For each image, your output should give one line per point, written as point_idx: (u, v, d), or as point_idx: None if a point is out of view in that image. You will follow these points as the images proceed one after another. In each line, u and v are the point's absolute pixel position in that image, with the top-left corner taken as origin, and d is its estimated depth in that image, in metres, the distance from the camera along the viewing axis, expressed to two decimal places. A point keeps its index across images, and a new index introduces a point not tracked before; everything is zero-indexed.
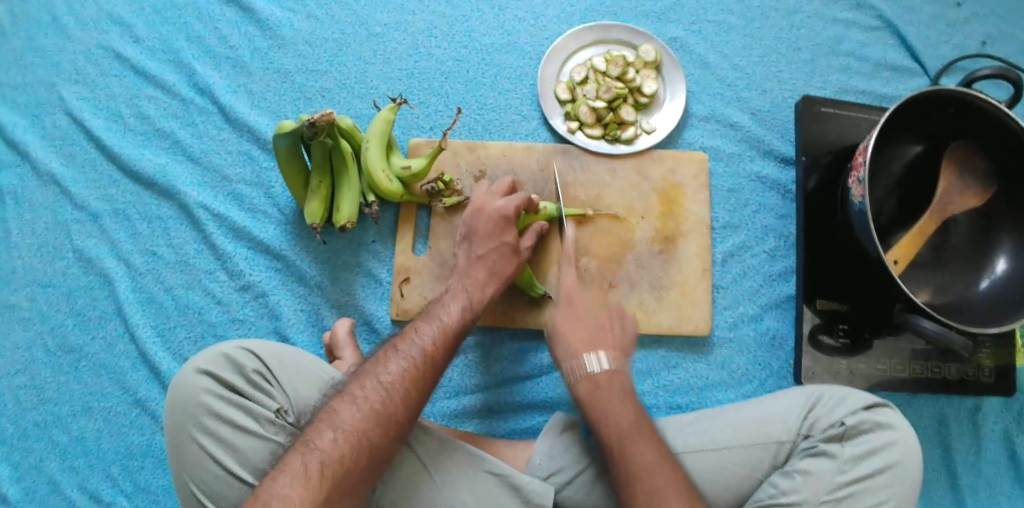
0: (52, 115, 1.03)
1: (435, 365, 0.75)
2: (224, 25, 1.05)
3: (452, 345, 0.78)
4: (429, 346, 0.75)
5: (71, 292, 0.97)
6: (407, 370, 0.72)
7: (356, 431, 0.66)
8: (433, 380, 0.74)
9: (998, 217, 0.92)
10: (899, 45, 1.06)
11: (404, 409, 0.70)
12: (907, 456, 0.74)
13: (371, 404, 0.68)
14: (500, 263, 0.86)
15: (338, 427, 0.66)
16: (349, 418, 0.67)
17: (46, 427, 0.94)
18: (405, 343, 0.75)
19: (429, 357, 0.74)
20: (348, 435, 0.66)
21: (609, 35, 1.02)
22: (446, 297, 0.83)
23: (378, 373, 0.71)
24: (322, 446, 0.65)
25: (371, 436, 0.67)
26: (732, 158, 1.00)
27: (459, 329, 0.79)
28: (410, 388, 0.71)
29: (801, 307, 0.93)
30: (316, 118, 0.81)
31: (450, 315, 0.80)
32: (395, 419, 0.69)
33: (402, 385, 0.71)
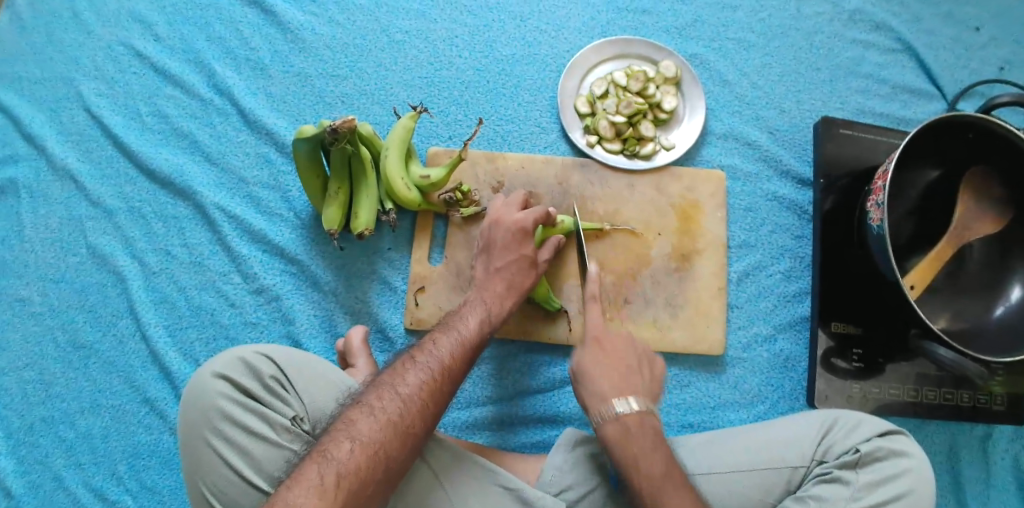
0: (70, 110, 1.02)
1: (451, 377, 0.75)
2: (245, 26, 1.04)
3: (469, 357, 0.78)
4: (446, 357, 0.75)
5: (83, 289, 0.97)
6: (425, 382, 0.72)
7: (373, 443, 0.66)
8: (449, 393, 0.74)
9: (1014, 244, 0.93)
10: (917, 69, 1.07)
11: (421, 421, 0.70)
12: (919, 486, 0.75)
13: (388, 415, 0.68)
14: (518, 276, 0.87)
15: (355, 438, 0.66)
16: (367, 429, 0.67)
17: (53, 423, 0.94)
18: (422, 355, 0.75)
19: (446, 369, 0.74)
20: (365, 447, 0.66)
21: (629, 50, 1.02)
22: (464, 310, 0.83)
23: (395, 384, 0.71)
24: (340, 457, 0.64)
25: (388, 448, 0.67)
26: (750, 177, 1.00)
27: (476, 341, 0.80)
28: (427, 400, 0.71)
29: (815, 329, 0.93)
30: (338, 125, 0.81)
31: (468, 328, 0.80)
32: (412, 432, 0.69)
33: (420, 397, 0.71)
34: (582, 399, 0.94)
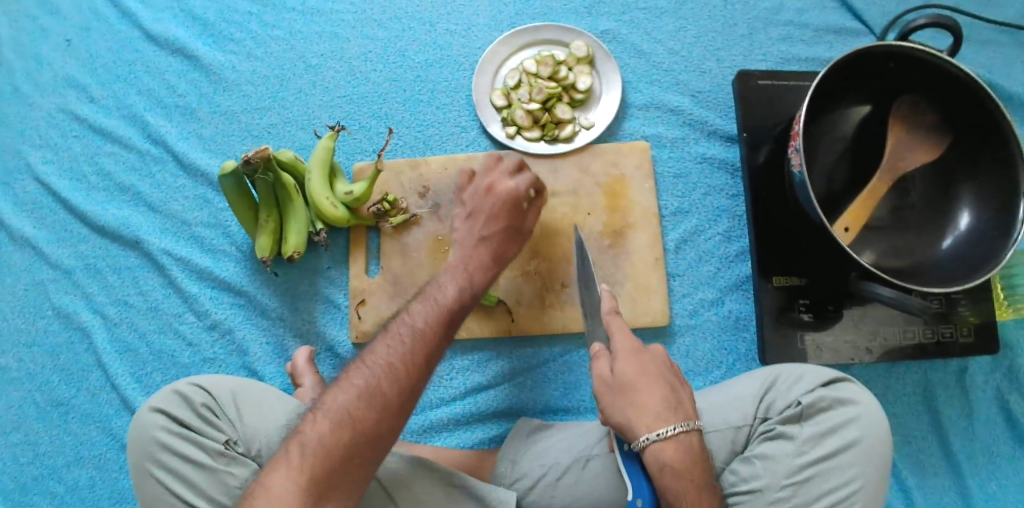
0: (21, 181, 1.07)
1: (423, 339, 0.71)
2: (171, 75, 1.08)
3: (450, 317, 0.75)
4: (417, 323, 0.72)
5: (53, 349, 1.02)
6: (393, 349, 0.70)
7: (338, 411, 0.67)
8: (428, 352, 0.71)
9: (955, 170, 0.88)
10: (839, 7, 1.03)
11: (388, 385, 0.68)
12: (869, 433, 0.71)
13: (358, 385, 0.68)
14: (502, 249, 0.83)
15: (327, 407, 0.67)
16: (333, 399, 0.68)
17: (42, 480, 0.98)
18: (397, 326, 0.73)
19: (418, 334, 0.71)
20: (332, 415, 0.67)
21: (540, 36, 1.02)
22: (444, 277, 0.79)
23: (368, 357, 0.70)
24: (306, 430, 0.66)
25: (355, 413, 0.66)
26: (676, 143, 0.99)
27: (453, 305, 0.76)
28: (400, 365, 0.69)
29: (759, 286, 0.90)
30: (252, 155, 0.83)
31: (446, 294, 0.76)
32: (378, 394, 0.67)
33: (387, 364, 0.69)
34: (534, 388, 0.94)
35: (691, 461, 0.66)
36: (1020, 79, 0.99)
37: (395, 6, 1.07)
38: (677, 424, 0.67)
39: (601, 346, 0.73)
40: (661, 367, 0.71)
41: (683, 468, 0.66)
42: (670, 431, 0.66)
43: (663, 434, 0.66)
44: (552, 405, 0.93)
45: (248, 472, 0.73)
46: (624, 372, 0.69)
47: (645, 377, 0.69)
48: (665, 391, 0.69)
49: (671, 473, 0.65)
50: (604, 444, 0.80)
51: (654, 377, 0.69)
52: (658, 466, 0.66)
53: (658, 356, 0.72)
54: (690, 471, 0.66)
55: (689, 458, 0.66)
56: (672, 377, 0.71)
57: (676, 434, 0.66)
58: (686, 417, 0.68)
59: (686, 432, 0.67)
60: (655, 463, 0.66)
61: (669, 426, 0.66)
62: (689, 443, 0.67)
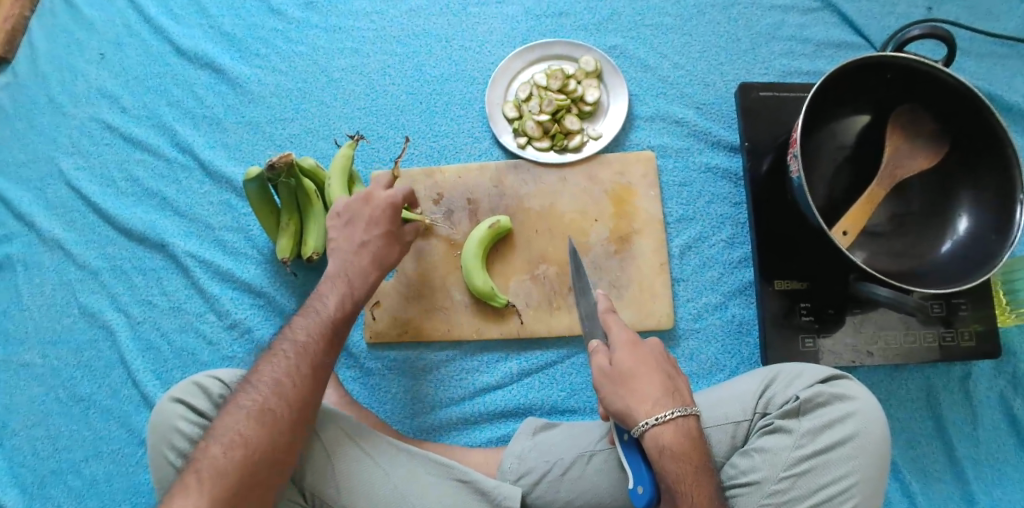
0: (54, 186, 1.13)
1: (312, 352, 0.75)
2: (199, 88, 1.15)
3: (331, 333, 0.78)
4: (296, 340, 0.76)
5: (79, 345, 1.07)
6: (276, 370, 0.73)
7: (235, 433, 0.69)
8: (311, 368, 0.74)
9: (953, 177, 0.91)
10: (840, 23, 1.07)
11: (279, 403, 0.71)
12: (867, 429, 0.73)
13: (250, 407, 0.71)
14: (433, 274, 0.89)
15: (222, 432, 0.69)
16: (227, 423, 0.69)
17: (62, 472, 1.02)
18: (281, 345, 0.76)
19: (283, 356, 0.74)
20: (224, 439, 0.68)
21: (550, 52, 1.07)
22: (326, 286, 0.82)
23: (254, 377, 0.73)
24: (205, 455, 0.68)
25: (248, 433, 0.69)
26: (681, 153, 1.02)
27: (338, 318, 0.79)
28: (285, 381, 0.72)
29: (761, 290, 0.93)
30: (276, 160, 0.87)
31: (328, 307, 0.79)
32: (271, 413, 0.70)
33: (274, 382, 0.72)
34: (542, 389, 0.96)
35: (689, 444, 0.69)
36: (1020, 92, 1.02)
37: (412, 23, 1.13)
38: (677, 408, 0.70)
39: (599, 342, 0.74)
40: (658, 357, 0.73)
41: (679, 452, 0.68)
42: (670, 415, 0.69)
43: (655, 421, 0.68)
44: (559, 405, 0.96)
45: None
46: (625, 361, 0.71)
47: (644, 366, 0.71)
48: (664, 379, 0.71)
49: (670, 455, 0.68)
50: (607, 440, 0.83)
51: (653, 368, 0.72)
52: (658, 447, 0.68)
53: (656, 348, 0.74)
54: (687, 453, 0.69)
55: (688, 441, 0.69)
56: (669, 367, 0.74)
57: (672, 418, 0.69)
58: (684, 403, 0.71)
59: (680, 418, 0.69)
60: (656, 445, 0.68)
61: (669, 411, 0.69)
62: (685, 428, 0.70)
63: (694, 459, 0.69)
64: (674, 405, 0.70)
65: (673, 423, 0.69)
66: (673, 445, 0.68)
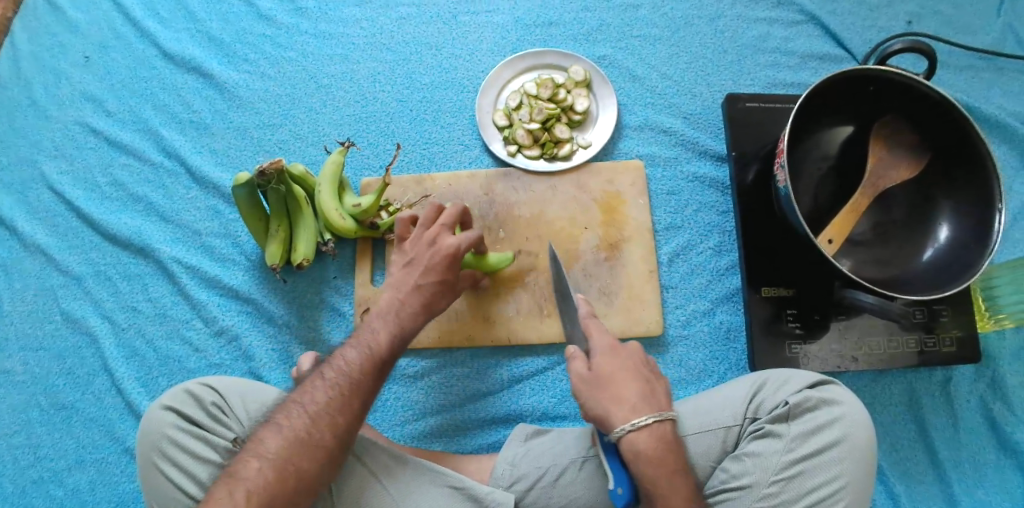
0: (36, 190, 1.11)
1: (366, 392, 0.73)
2: (186, 92, 1.14)
3: (381, 371, 0.76)
4: (354, 370, 0.73)
5: (60, 352, 1.05)
6: (332, 399, 0.71)
7: (281, 461, 0.67)
8: (363, 403, 0.73)
9: (934, 186, 0.93)
10: (823, 36, 1.10)
11: (331, 437, 0.70)
12: (854, 432, 0.75)
13: (296, 434, 0.69)
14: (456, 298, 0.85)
15: (266, 459, 0.67)
16: (273, 451, 0.68)
17: (44, 482, 1.00)
18: (335, 375, 0.73)
19: (342, 385, 0.72)
20: (272, 468, 0.67)
21: (540, 61, 1.08)
22: (379, 319, 0.79)
23: (303, 404, 0.71)
24: (248, 476, 0.66)
25: (295, 465, 0.68)
26: (669, 163, 1.04)
27: (390, 357, 0.77)
28: (337, 413, 0.71)
29: (748, 296, 0.94)
30: (266, 167, 0.88)
31: (381, 343, 0.76)
32: (321, 445, 0.69)
33: (327, 413, 0.71)
34: (532, 395, 0.96)
35: (666, 450, 0.70)
36: (995, 103, 1.05)
37: (403, 31, 1.13)
38: (654, 413, 0.71)
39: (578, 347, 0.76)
40: (637, 362, 0.74)
41: (654, 458, 0.69)
42: (648, 421, 0.69)
43: (632, 426, 0.69)
44: (550, 413, 0.95)
45: None
46: (602, 366, 0.73)
47: (622, 370, 0.73)
48: (642, 384, 0.72)
49: (645, 460, 0.69)
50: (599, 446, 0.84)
51: (632, 373, 0.73)
52: (634, 452, 0.69)
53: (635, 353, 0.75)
54: (663, 458, 0.69)
55: (665, 446, 0.70)
56: (648, 372, 0.74)
57: (648, 421, 0.70)
58: (659, 408, 0.72)
59: (657, 422, 0.70)
60: (631, 450, 0.69)
61: (645, 417, 0.70)
62: (662, 433, 0.70)
63: (672, 464, 0.69)
64: (652, 410, 0.71)
65: (650, 426, 0.69)
66: (650, 451, 0.69)
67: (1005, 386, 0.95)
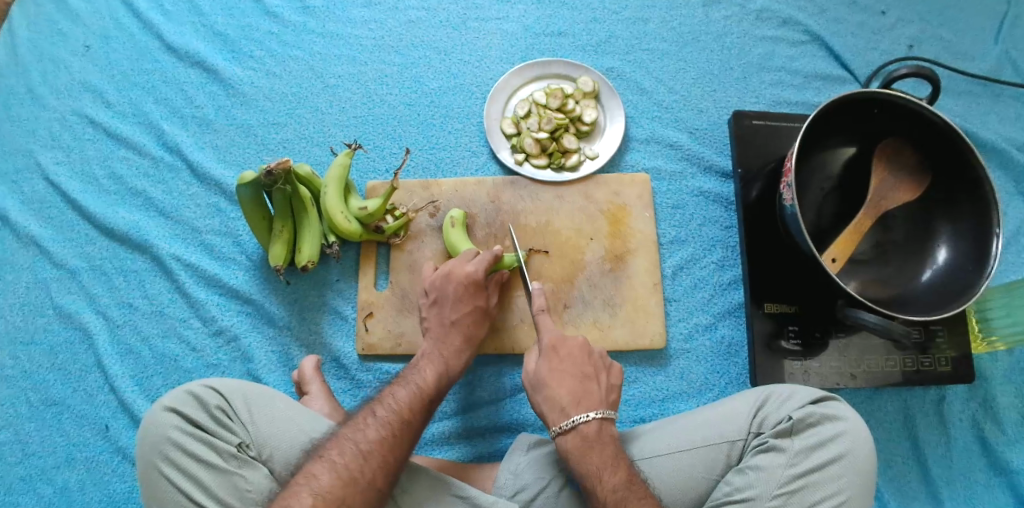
0: (30, 180, 1.09)
1: (411, 433, 0.80)
2: (189, 86, 1.12)
3: (425, 409, 0.83)
4: (404, 410, 0.81)
5: (52, 347, 1.03)
6: (385, 436, 0.77)
7: (334, 498, 0.72)
8: (408, 445, 0.79)
9: (933, 208, 0.95)
10: (827, 56, 1.12)
11: (381, 476, 0.75)
12: (857, 447, 0.77)
13: (349, 472, 0.74)
14: (472, 328, 0.92)
15: (318, 495, 0.71)
16: (330, 486, 0.72)
17: (31, 480, 0.98)
18: (384, 413, 0.80)
19: (392, 423, 0.79)
20: (330, 502, 0.71)
21: (549, 70, 1.08)
22: (421, 361, 0.88)
23: (353, 442, 0.76)
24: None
25: (348, 500, 0.72)
26: (674, 176, 1.05)
27: (433, 394, 0.85)
28: (387, 453, 0.77)
29: (751, 312, 0.95)
30: (273, 167, 0.86)
31: (427, 380, 0.86)
32: (374, 484, 0.74)
33: (379, 451, 0.76)
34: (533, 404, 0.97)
35: (599, 445, 0.80)
36: (992, 129, 1.07)
37: (412, 35, 1.13)
38: (589, 411, 0.81)
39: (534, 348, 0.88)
40: (579, 364, 0.85)
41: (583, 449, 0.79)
42: (579, 417, 0.80)
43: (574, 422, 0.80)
44: None
45: (259, 475, 0.77)
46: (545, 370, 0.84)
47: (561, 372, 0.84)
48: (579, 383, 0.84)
49: (577, 459, 0.79)
50: None
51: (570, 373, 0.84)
52: (566, 448, 0.80)
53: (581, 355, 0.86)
54: (593, 454, 0.79)
55: (597, 442, 0.80)
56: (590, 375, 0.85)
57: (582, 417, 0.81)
58: (594, 407, 0.82)
59: (600, 420, 0.81)
60: (563, 448, 0.80)
61: (576, 416, 0.81)
62: (603, 431, 0.81)
63: (604, 459, 0.78)
64: (586, 408, 0.81)
65: (589, 419, 0.81)
66: (579, 446, 0.79)
67: (996, 406, 0.98)
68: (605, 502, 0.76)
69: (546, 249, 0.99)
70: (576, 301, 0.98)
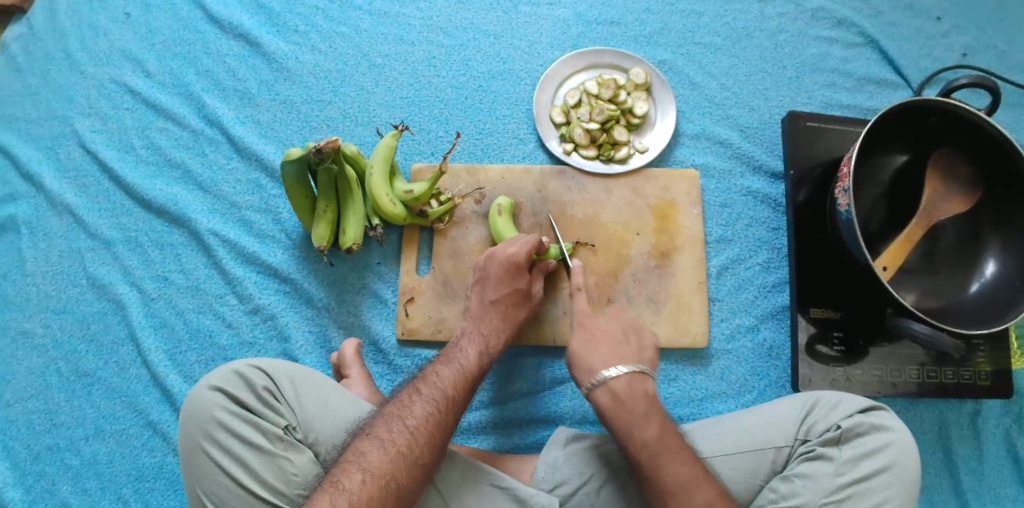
0: (66, 148, 1.07)
1: (455, 409, 0.79)
2: (231, 59, 1.10)
3: (468, 387, 0.83)
4: (449, 388, 0.80)
5: (85, 317, 1.01)
6: (431, 413, 0.77)
7: (384, 473, 0.71)
8: (453, 422, 0.79)
9: (984, 221, 0.94)
10: (881, 60, 1.10)
11: (429, 451, 0.75)
12: (903, 458, 0.77)
13: (398, 447, 0.73)
14: (511, 309, 0.91)
15: (365, 472, 0.70)
16: (379, 462, 0.72)
17: (60, 450, 0.97)
18: (428, 389, 0.80)
19: (437, 402, 0.78)
20: (379, 477, 0.71)
21: (601, 60, 1.06)
22: (463, 341, 0.88)
23: (399, 418, 0.76)
24: (352, 487, 0.69)
25: (397, 475, 0.72)
26: (723, 175, 1.04)
27: (476, 373, 0.84)
28: (433, 429, 0.76)
29: (796, 316, 0.95)
30: (322, 145, 0.83)
31: (468, 359, 0.85)
32: (420, 462, 0.74)
33: (426, 427, 0.76)
34: (572, 398, 0.97)
35: (629, 398, 0.79)
36: None
37: (461, 16, 1.10)
38: (618, 367, 0.81)
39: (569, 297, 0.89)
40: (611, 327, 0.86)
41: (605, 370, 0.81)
42: (609, 373, 0.80)
43: (607, 374, 0.81)
44: (589, 416, 0.96)
45: (305, 459, 0.77)
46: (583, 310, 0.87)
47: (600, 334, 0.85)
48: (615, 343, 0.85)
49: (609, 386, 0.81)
50: None
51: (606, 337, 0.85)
52: (602, 411, 0.80)
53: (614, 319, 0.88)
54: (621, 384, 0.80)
55: (628, 398, 0.79)
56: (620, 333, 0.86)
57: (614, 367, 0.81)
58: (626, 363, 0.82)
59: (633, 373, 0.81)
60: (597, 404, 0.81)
61: (606, 370, 0.81)
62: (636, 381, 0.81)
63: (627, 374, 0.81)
64: (616, 364, 0.81)
65: (619, 373, 0.80)
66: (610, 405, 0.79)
67: None
68: (619, 428, 0.78)
69: (593, 243, 0.98)
70: (620, 296, 0.97)
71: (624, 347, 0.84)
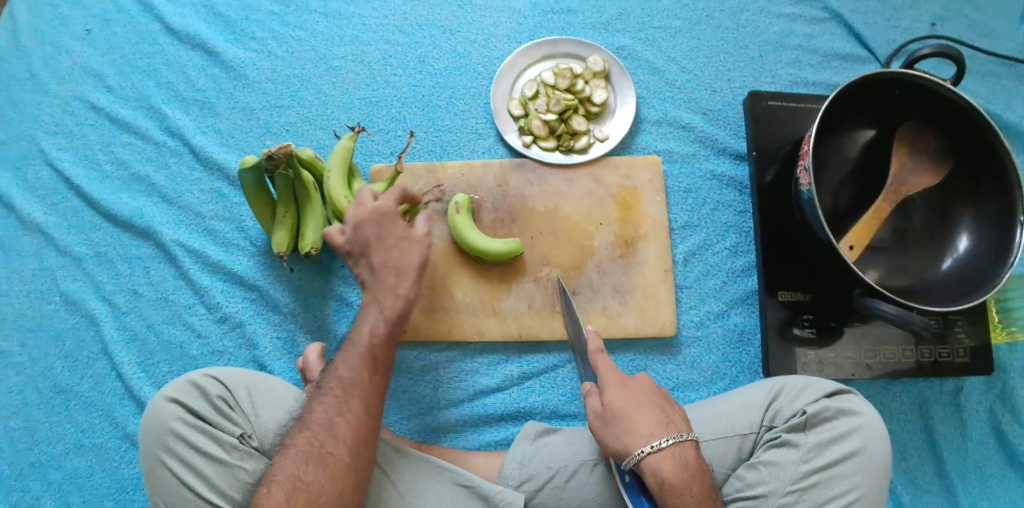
0: (35, 167, 1.08)
1: (356, 394, 0.76)
2: (191, 69, 1.10)
3: (368, 372, 0.79)
4: (340, 380, 0.77)
5: (58, 334, 1.02)
6: (329, 409, 0.75)
7: (289, 479, 0.70)
8: (361, 410, 0.76)
9: (956, 194, 0.91)
10: (847, 34, 1.07)
11: (335, 447, 0.72)
12: (873, 443, 0.74)
13: (302, 451, 0.72)
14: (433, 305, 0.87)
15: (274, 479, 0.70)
16: (283, 469, 0.70)
17: (41, 467, 0.97)
18: (326, 387, 0.77)
19: (334, 398, 0.76)
20: (285, 484, 0.69)
21: (558, 50, 1.05)
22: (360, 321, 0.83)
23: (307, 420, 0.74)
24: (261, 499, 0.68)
25: (306, 477, 0.70)
26: (687, 159, 1.02)
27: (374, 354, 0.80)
28: (335, 424, 0.74)
29: (765, 300, 0.93)
30: (274, 151, 0.83)
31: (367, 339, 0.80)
32: (332, 458, 0.72)
33: (326, 425, 0.74)
34: (543, 393, 0.95)
35: (689, 475, 0.70)
36: (1018, 111, 1.03)
37: (417, 13, 1.09)
38: (668, 436, 0.71)
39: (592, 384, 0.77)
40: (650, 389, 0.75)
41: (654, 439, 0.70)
42: (664, 442, 0.70)
43: (659, 445, 0.70)
44: (558, 410, 0.95)
45: (263, 466, 0.76)
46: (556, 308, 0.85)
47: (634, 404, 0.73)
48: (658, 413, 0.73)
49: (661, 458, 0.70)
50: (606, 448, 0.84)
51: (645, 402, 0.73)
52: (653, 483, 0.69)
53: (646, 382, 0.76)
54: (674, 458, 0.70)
55: (679, 474, 0.69)
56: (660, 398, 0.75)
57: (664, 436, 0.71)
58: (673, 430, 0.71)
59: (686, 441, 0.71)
60: (655, 473, 0.70)
61: (659, 438, 0.70)
62: (689, 453, 0.71)
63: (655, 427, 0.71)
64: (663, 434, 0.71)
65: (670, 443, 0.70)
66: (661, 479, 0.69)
67: (1014, 397, 0.95)
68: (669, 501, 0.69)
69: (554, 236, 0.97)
70: (585, 288, 0.96)
71: (671, 416, 0.73)
